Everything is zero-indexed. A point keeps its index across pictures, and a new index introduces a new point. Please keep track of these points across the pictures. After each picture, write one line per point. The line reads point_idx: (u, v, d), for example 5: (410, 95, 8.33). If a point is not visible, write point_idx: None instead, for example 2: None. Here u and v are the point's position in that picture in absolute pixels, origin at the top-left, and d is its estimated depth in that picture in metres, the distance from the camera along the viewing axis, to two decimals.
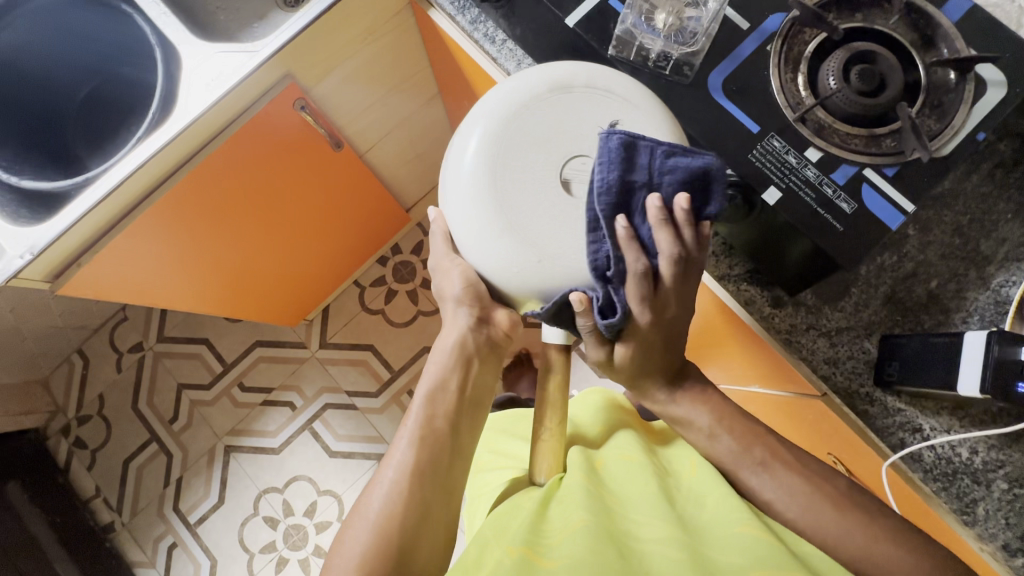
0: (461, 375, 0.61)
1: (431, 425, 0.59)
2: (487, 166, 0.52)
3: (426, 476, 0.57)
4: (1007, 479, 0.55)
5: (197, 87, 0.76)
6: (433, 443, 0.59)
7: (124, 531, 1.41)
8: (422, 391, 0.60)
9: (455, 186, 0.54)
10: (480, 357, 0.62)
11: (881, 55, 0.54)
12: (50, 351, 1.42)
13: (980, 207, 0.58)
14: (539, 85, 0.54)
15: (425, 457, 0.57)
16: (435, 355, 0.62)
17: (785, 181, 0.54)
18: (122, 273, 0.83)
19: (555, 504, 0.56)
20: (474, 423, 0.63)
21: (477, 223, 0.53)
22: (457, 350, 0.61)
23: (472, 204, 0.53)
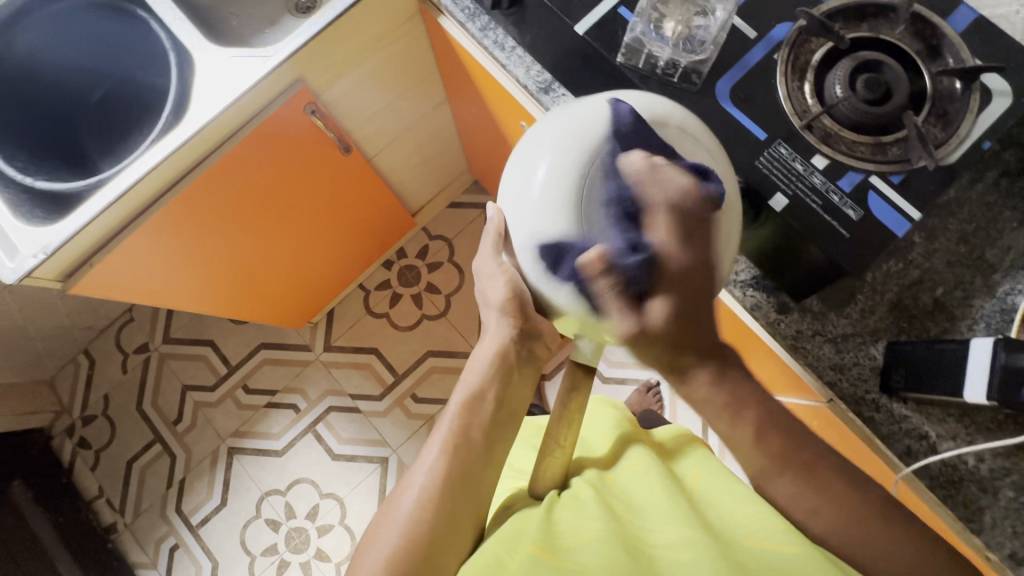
0: (499, 388, 0.60)
1: (464, 436, 0.58)
2: (561, 190, 0.49)
3: (456, 484, 0.57)
4: (1014, 488, 0.55)
5: (210, 91, 0.77)
6: (461, 456, 0.58)
7: (126, 532, 1.41)
8: (457, 400, 0.59)
9: (522, 205, 0.51)
10: (518, 370, 0.60)
11: (887, 65, 0.54)
12: (56, 351, 1.43)
13: (986, 215, 0.59)
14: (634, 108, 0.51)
15: (460, 468, 0.57)
16: (476, 363, 0.61)
17: (792, 187, 0.55)
18: (133, 274, 0.84)
19: (568, 511, 0.57)
20: (501, 436, 0.60)
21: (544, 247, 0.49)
22: (496, 363, 0.60)
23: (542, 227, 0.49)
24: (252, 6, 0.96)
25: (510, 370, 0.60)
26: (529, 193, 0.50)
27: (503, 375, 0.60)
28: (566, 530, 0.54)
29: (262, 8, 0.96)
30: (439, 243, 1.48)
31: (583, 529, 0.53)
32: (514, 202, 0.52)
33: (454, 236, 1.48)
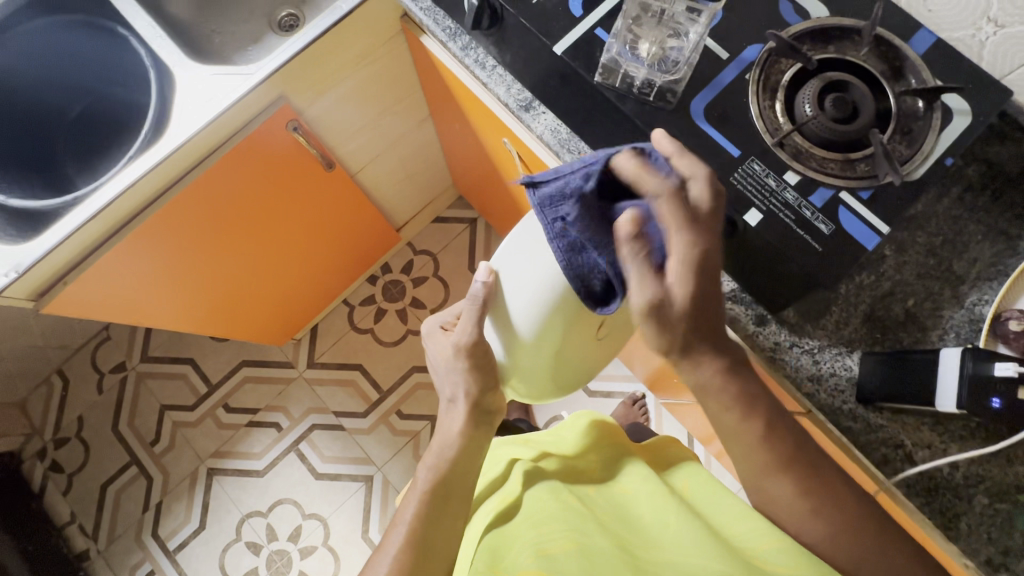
0: (465, 459, 0.61)
1: (434, 503, 0.58)
2: (567, 290, 0.54)
3: (427, 556, 0.56)
4: (987, 494, 0.56)
5: (190, 108, 0.77)
6: (431, 521, 0.57)
7: (99, 559, 1.36)
8: (426, 472, 0.60)
9: (528, 283, 0.55)
10: (480, 441, 0.62)
11: (853, 85, 0.56)
12: (29, 372, 1.39)
13: (952, 229, 0.61)
14: None
15: (424, 534, 0.57)
16: (439, 434, 0.63)
17: (766, 203, 0.56)
18: (107, 293, 0.82)
19: (559, 514, 0.57)
20: (466, 491, 0.60)
21: (528, 334, 0.56)
22: (463, 441, 0.61)
23: (534, 320, 0.55)
24: (235, 23, 0.96)
25: (474, 436, 0.62)
26: (537, 282, 0.54)
27: (466, 447, 0.61)
28: (548, 534, 0.54)
29: (244, 25, 0.97)
30: (424, 258, 1.48)
31: (570, 537, 0.53)
32: (520, 275, 0.55)
33: (438, 251, 1.48)
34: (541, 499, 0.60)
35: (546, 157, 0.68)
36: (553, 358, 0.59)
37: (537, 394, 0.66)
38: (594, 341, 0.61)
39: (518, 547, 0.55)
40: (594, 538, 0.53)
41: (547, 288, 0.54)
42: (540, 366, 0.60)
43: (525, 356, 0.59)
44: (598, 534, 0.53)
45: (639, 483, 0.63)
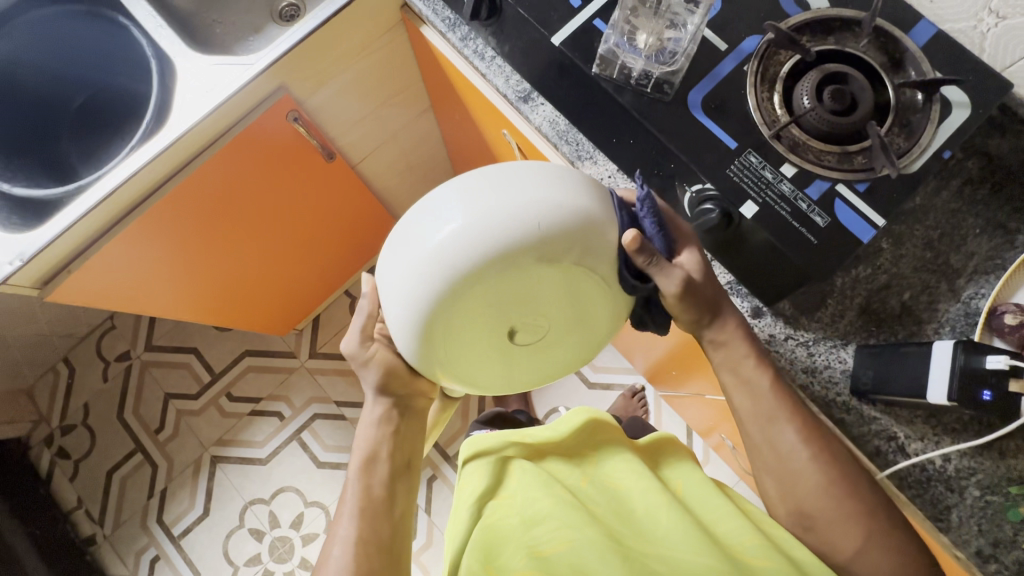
0: (393, 445, 0.63)
1: (366, 496, 0.60)
2: (453, 318, 0.49)
3: (374, 549, 0.58)
4: (979, 486, 0.56)
5: (191, 97, 0.77)
6: (373, 513, 0.60)
7: (106, 544, 1.39)
8: (353, 469, 0.61)
9: (407, 306, 0.49)
10: (405, 428, 0.63)
11: (852, 77, 0.56)
12: (35, 360, 1.41)
13: (950, 222, 0.61)
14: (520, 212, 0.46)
15: (370, 528, 0.59)
16: (362, 428, 0.63)
17: (762, 195, 0.56)
18: (113, 281, 0.83)
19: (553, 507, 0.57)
20: (407, 482, 0.63)
21: (405, 329, 0.51)
22: (382, 428, 0.62)
23: (409, 315, 0.50)
24: (236, 13, 0.97)
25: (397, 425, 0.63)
26: (409, 271, 0.48)
27: (389, 430, 0.62)
28: (539, 533, 0.55)
29: (245, 15, 0.97)
30: None
31: (563, 536, 0.54)
32: (400, 295, 0.49)
33: None
34: (534, 493, 0.60)
35: (548, 152, 0.68)
36: (444, 356, 0.53)
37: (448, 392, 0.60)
38: (500, 344, 0.54)
39: (508, 544, 0.56)
40: (585, 531, 0.54)
41: (419, 277, 0.48)
42: (432, 365, 0.54)
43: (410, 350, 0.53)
44: (588, 526, 0.55)
45: (632, 475, 0.62)
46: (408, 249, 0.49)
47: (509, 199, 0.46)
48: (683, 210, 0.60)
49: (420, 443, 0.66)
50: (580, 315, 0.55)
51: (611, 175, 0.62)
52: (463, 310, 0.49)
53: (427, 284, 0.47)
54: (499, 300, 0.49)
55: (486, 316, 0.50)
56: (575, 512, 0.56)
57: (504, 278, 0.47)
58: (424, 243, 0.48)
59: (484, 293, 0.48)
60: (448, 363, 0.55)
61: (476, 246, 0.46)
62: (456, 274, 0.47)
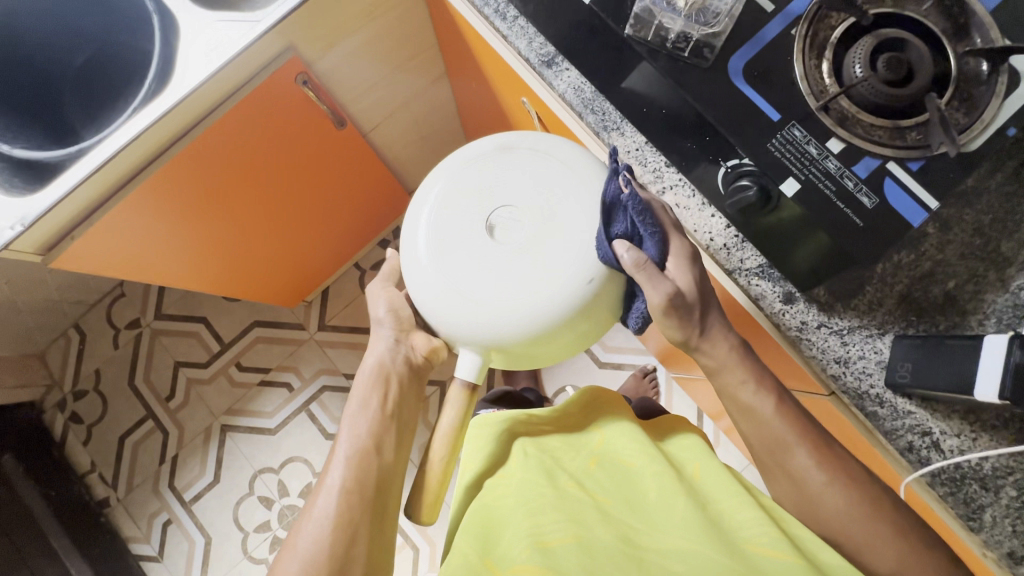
0: (387, 390, 0.67)
1: (356, 446, 0.63)
2: (457, 240, 0.62)
3: (357, 496, 0.60)
4: (1016, 487, 0.54)
5: (194, 55, 0.72)
6: (363, 459, 0.62)
7: (119, 507, 1.41)
8: (347, 413, 0.65)
9: (420, 239, 0.63)
10: (397, 379, 0.68)
11: (911, 43, 0.51)
12: (46, 325, 1.40)
13: (1004, 206, 0.56)
14: (488, 146, 0.65)
15: (356, 475, 0.61)
16: (359, 377, 0.68)
17: (805, 172, 0.52)
18: (118, 248, 0.81)
19: (563, 503, 0.55)
20: (395, 441, 0.65)
21: (407, 242, 0.64)
22: (374, 372, 0.67)
23: (410, 229, 0.64)
24: None
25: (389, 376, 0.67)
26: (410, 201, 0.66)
27: (379, 373, 0.67)
28: (542, 523, 0.53)
29: None
30: None
31: (572, 530, 0.52)
32: (414, 237, 0.64)
33: None
34: (538, 484, 0.58)
35: (571, 123, 0.66)
36: (434, 257, 0.62)
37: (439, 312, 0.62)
38: (487, 248, 0.61)
39: (506, 538, 0.54)
40: (596, 531, 0.52)
41: (416, 199, 0.66)
42: (424, 269, 0.62)
43: (408, 261, 0.64)
44: (601, 527, 0.53)
45: (646, 458, 0.60)
46: (416, 206, 0.66)
47: (482, 147, 0.66)
48: (717, 187, 0.57)
49: (413, 403, 0.70)
50: (562, 229, 0.61)
51: (638, 148, 0.60)
52: (460, 222, 0.63)
53: (422, 200, 0.65)
54: (476, 201, 0.63)
55: (467, 215, 0.63)
56: (590, 510, 0.55)
57: (476, 180, 0.64)
58: (425, 196, 0.65)
59: (462, 194, 0.64)
60: (440, 265, 0.62)
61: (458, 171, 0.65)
62: (440, 181, 0.65)
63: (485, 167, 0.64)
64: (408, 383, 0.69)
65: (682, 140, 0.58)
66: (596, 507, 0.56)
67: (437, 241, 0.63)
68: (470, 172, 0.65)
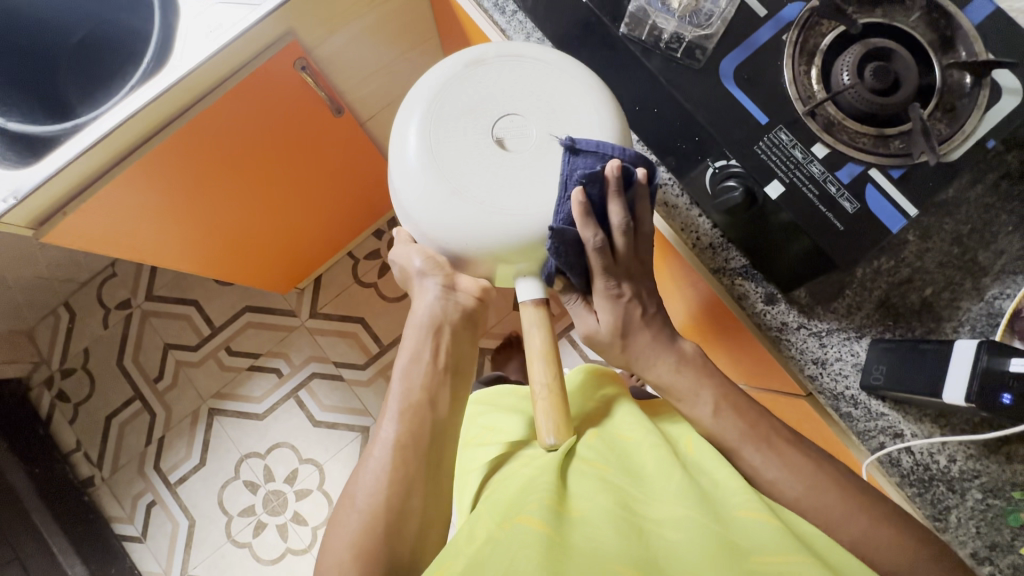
0: (439, 339, 0.60)
1: (405, 402, 0.58)
2: (468, 170, 0.54)
3: (412, 452, 0.56)
4: (981, 489, 0.55)
5: (194, 33, 0.72)
6: (416, 416, 0.58)
7: (104, 486, 1.41)
8: (398, 367, 0.59)
9: (425, 189, 0.54)
10: (458, 325, 0.61)
11: (897, 54, 0.52)
12: (35, 302, 1.40)
13: (982, 217, 0.58)
14: (453, 66, 0.57)
15: (409, 436, 0.57)
16: (409, 328, 0.61)
17: (790, 175, 0.53)
18: (110, 223, 0.81)
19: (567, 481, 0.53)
20: (453, 396, 0.61)
21: (407, 169, 0.55)
22: (431, 318, 0.60)
23: (406, 156, 0.55)
24: None
25: (445, 322, 0.60)
26: (398, 127, 0.56)
27: (435, 317, 0.60)
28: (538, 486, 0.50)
29: None
30: None
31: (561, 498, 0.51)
32: (416, 190, 0.54)
33: None
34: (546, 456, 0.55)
35: None
36: (447, 178, 0.53)
37: (467, 237, 0.53)
38: (506, 163, 0.54)
39: (502, 504, 0.52)
40: (594, 501, 0.50)
41: (406, 123, 0.56)
42: (438, 194, 0.53)
43: (414, 190, 0.54)
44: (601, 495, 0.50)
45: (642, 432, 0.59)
46: (400, 162, 0.55)
47: (447, 74, 0.57)
48: (705, 187, 0.58)
49: (470, 349, 0.63)
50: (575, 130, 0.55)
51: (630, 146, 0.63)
52: (462, 149, 0.54)
53: (411, 121, 0.55)
54: (478, 116, 0.56)
55: (469, 132, 0.55)
56: (587, 481, 0.52)
57: (474, 92, 0.56)
58: (405, 147, 0.55)
59: (460, 110, 0.56)
60: (458, 187, 0.53)
61: (434, 103, 0.56)
62: (432, 96, 0.56)
63: (480, 78, 0.57)
64: (467, 330, 0.62)
65: (676, 141, 0.59)
66: (595, 477, 0.53)
67: (444, 181, 0.53)
68: (464, 83, 0.56)
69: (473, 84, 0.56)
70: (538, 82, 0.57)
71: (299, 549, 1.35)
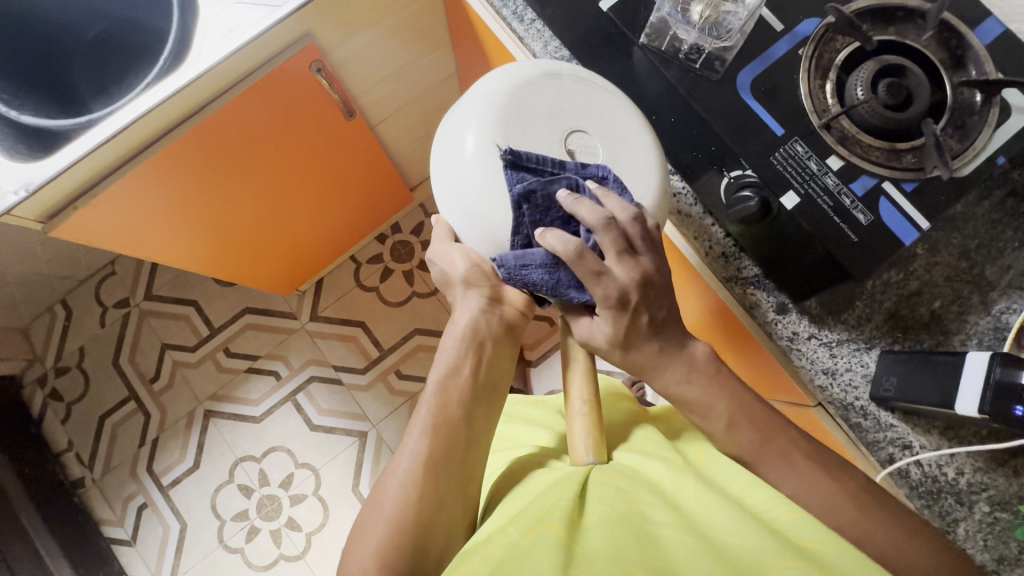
0: (477, 356, 0.59)
1: (441, 416, 0.57)
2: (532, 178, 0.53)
3: (440, 469, 0.55)
4: (989, 502, 0.56)
5: (211, 34, 0.72)
6: (447, 431, 0.56)
7: (94, 488, 1.39)
8: (434, 378, 0.58)
9: (482, 187, 0.53)
10: (497, 340, 0.60)
11: (910, 71, 0.53)
12: (32, 299, 1.38)
13: (989, 233, 0.59)
14: (530, 71, 0.55)
15: (438, 454, 0.55)
16: (447, 338, 0.59)
17: (805, 186, 0.54)
18: (124, 217, 0.80)
19: (585, 490, 0.53)
20: (486, 415, 0.59)
21: (467, 171, 0.54)
22: (470, 332, 0.58)
23: (467, 158, 0.54)
24: None
25: (485, 338, 0.59)
26: (461, 125, 0.55)
27: (476, 332, 0.58)
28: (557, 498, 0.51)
29: None
30: None
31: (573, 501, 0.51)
32: (473, 189, 0.53)
33: None
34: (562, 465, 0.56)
35: None
36: (511, 185, 0.53)
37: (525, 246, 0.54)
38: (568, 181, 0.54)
39: (524, 513, 0.51)
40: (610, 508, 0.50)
41: (469, 123, 0.54)
42: (499, 201, 0.53)
43: (472, 194, 0.54)
44: (618, 503, 0.50)
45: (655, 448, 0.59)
46: (459, 156, 0.54)
47: (521, 75, 0.55)
48: (718, 196, 0.58)
49: (509, 367, 0.62)
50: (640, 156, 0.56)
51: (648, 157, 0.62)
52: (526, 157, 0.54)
53: (477, 116, 0.54)
54: (547, 125, 0.55)
55: (536, 145, 0.54)
56: (603, 488, 0.53)
57: (546, 101, 0.55)
58: (467, 142, 0.54)
59: (530, 118, 0.55)
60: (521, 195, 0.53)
61: (504, 103, 0.54)
62: (502, 98, 0.54)
63: (552, 86, 0.56)
64: (507, 346, 0.61)
65: (684, 152, 0.58)
66: (613, 485, 0.53)
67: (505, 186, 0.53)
68: (536, 90, 0.55)
69: (547, 92, 0.55)
70: (610, 102, 0.56)
71: (292, 555, 1.33)
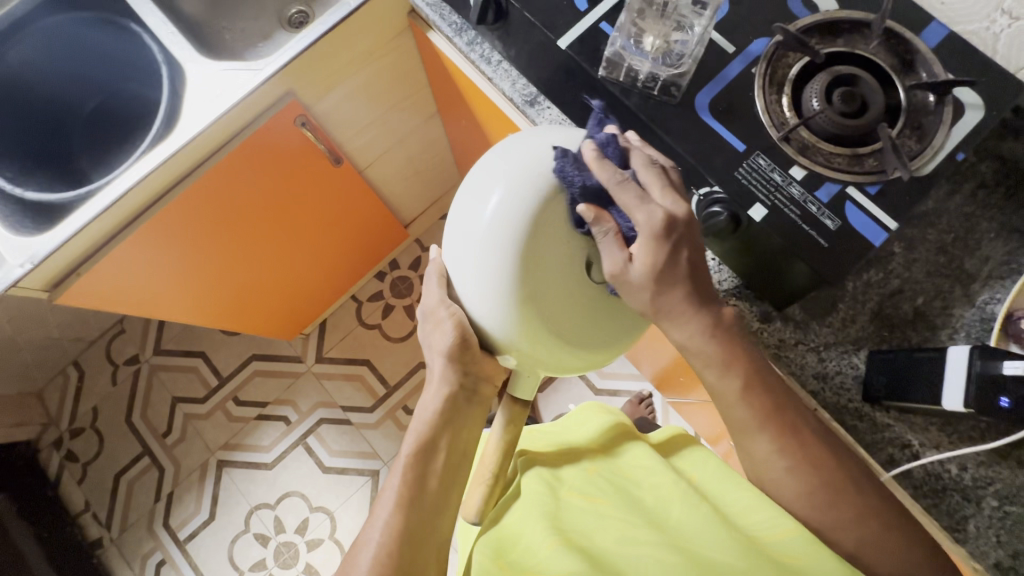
0: (450, 433, 0.60)
1: (417, 488, 0.57)
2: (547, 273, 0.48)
3: (410, 541, 0.55)
4: (997, 496, 0.55)
5: (202, 101, 0.78)
6: (420, 503, 0.57)
7: (112, 548, 1.39)
8: (408, 450, 0.58)
9: (486, 264, 0.48)
10: (465, 413, 0.60)
11: (862, 80, 0.55)
12: (46, 363, 1.42)
13: (964, 226, 0.60)
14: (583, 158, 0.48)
15: (411, 526, 0.56)
16: (422, 411, 0.60)
17: (771, 198, 0.56)
18: (114, 287, 0.83)
19: (563, 515, 0.57)
20: (456, 481, 0.60)
21: (476, 226, 0.48)
22: (441, 409, 0.59)
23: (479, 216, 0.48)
24: (245, 19, 0.98)
25: (456, 413, 0.60)
26: (490, 178, 0.49)
27: (449, 408, 0.59)
28: (544, 529, 0.54)
29: (255, 22, 0.98)
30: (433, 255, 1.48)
31: (557, 534, 0.53)
32: (477, 260, 0.48)
33: None
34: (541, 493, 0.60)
35: None
36: (513, 269, 0.47)
37: (500, 319, 0.49)
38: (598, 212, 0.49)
39: (514, 550, 0.54)
40: (596, 538, 0.53)
41: (498, 183, 0.48)
42: (488, 274, 0.48)
43: (470, 261, 0.49)
44: (602, 532, 0.54)
45: (643, 471, 0.61)
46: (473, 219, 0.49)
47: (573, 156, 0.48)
48: None
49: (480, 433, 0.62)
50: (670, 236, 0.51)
51: None
52: (545, 253, 0.48)
53: (506, 190, 0.48)
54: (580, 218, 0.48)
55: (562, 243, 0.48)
56: (590, 518, 0.56)
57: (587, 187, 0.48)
58: (488, 211, 0.48)
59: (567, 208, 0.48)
60: (518, 274, 0.47)
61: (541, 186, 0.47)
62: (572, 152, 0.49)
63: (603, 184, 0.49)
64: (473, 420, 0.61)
65: None
66: (596, 513, 0.56)
67: (508, 276, 0.48)
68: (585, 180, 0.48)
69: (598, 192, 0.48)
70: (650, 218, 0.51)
71: None
